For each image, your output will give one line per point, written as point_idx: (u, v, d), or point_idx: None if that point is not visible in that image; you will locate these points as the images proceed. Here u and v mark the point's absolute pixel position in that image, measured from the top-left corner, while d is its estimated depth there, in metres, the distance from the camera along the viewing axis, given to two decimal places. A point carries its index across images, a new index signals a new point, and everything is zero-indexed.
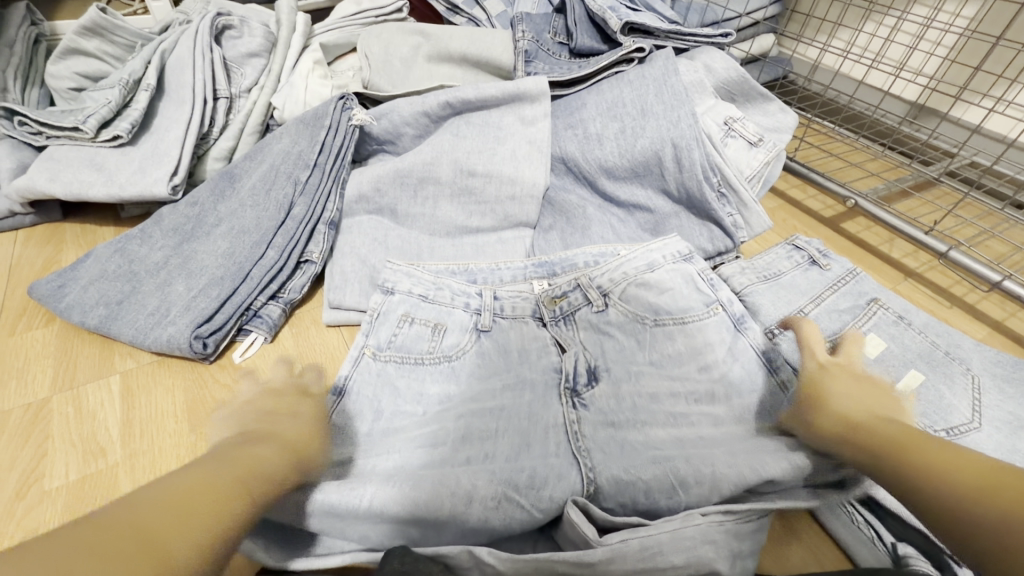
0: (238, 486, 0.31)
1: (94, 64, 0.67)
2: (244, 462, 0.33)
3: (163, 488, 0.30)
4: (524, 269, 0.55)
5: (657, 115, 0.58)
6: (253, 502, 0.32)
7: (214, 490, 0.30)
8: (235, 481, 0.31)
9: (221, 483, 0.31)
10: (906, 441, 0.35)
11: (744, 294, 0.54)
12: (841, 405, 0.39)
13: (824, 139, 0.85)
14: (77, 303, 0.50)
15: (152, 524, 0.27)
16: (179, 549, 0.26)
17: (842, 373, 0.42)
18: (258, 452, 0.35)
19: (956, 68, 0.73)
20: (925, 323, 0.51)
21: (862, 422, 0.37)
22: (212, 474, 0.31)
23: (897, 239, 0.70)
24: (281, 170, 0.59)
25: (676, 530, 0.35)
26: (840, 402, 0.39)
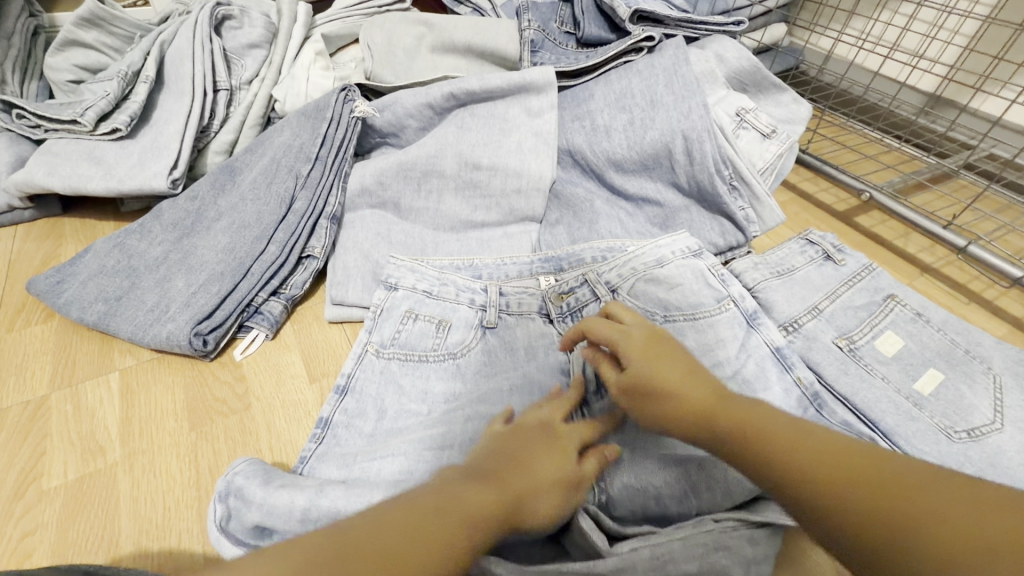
0: (496, 488, 0.31)
1: (93, 55, 0.66)
2: (460, 493, 0.29)
3: (380, 515, 0.26)
4: (531, 264, 0.53)
5: (667, 106, 0.57)
6: (509, 505, 0.30)
7: (463, 490, 0.30)
8: (494, 484, 0.31)
9: (469, 485, 0.30)
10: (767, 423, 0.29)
11: (757, 290, 0.52)
12: (682, 387, 0.33)
13: (837, 131, 0.83)
14: (75, 299, 0.49)
15: (409, 518, 0.27)
16: (432, 545, 0.26)
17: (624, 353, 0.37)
18: (515, 454, 0.34)
19: (975, 57, 0.70)
20: (943, 320, 0.49)
21: (708, 405, 0.32)
22: (462, 476, 0.31)
23: (912, 233, 0.69)
24: (282, 163, 0.58)
25: (687, 537, 0.33)
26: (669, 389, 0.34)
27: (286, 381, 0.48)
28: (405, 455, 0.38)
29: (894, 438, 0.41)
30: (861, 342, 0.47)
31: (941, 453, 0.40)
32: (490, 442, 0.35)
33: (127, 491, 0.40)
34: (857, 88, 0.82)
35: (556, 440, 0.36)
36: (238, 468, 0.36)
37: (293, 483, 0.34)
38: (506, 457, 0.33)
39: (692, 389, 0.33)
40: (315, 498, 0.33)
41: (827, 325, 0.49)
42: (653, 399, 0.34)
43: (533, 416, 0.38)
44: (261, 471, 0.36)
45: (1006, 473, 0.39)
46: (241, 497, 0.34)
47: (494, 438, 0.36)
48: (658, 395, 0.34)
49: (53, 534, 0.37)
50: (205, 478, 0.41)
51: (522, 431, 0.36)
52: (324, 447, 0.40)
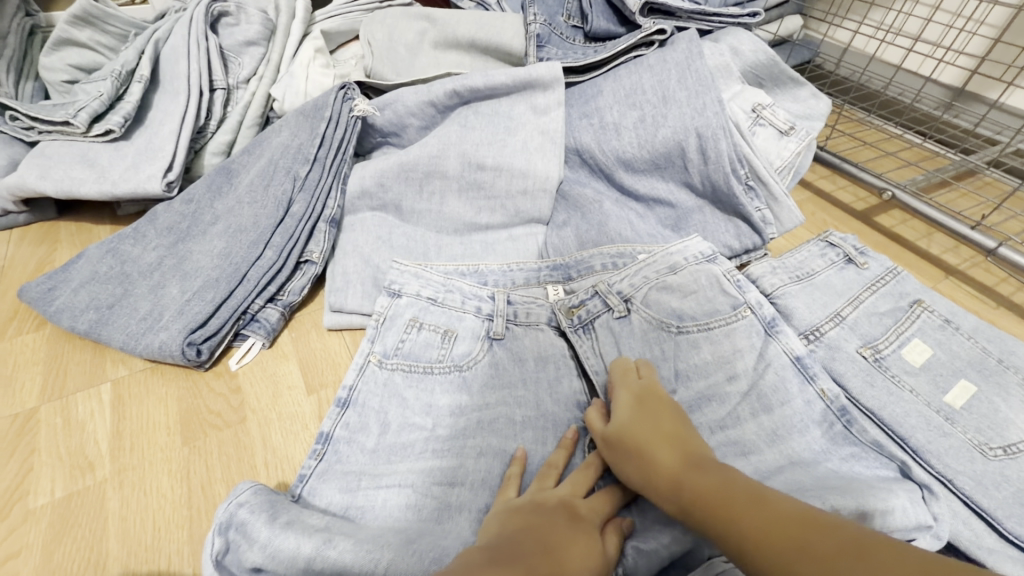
0: (529, 557, 0.28)
1: (87, 54, 0.64)
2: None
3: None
4: (542, 272, 0.52)
5: (679, 102, 0.54)
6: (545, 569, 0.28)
7: (498, 558, 0.28)
8: (525, 553, 0.28)
9: (504, 553, 0.28)
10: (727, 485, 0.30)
11: (775, 296, 0.49)
12: (652, 452, 0.34)
13: (855, 126, 0.79)
14: (66, 307, 0.47)
15: None
16: None
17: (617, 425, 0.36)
18: (546, 521, 0.32)
19: (1002, 48, 0.67)
20: (974, 327, 0.46)
21: (677, 472, 0.32)
22: (493, 547, 0.29)
23: (936, 233, 0.66)
24: (279, 165, 0.56)
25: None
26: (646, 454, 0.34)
27: (283, 393, 0.46)
28: (411, 486, 0.36)
29: (925, 457, 0.38)
30: (888, 352, 0.44)
31: (976, 472, 0.37)
32: (509, 521, 0.32)
33: (116, 510, 0.38)
34: (876, 83, 0.79)
35: (576, 516, 0.32)
36: (243, 497, 0.34)
37: (300, 521, 0.32)
38: (526, 537, 0.30)
39: (664, 450, 0.33)
40: (321, 546, 0.31)
41: (851, 333, 0.46)
42: (628, 464, 0.34)
43: (547, 489, 0.35)
44: (266, 504, 0.33)
45: None
46: (242, 531, 0.32)
47: (509, 515, 0.33)
48: (629, 458, 0.34)
49: (38, 556, 0.35)
50: (197, 496, 0.39)
51: (538, 508, 0.33)
52: (318, 467, 0.38)
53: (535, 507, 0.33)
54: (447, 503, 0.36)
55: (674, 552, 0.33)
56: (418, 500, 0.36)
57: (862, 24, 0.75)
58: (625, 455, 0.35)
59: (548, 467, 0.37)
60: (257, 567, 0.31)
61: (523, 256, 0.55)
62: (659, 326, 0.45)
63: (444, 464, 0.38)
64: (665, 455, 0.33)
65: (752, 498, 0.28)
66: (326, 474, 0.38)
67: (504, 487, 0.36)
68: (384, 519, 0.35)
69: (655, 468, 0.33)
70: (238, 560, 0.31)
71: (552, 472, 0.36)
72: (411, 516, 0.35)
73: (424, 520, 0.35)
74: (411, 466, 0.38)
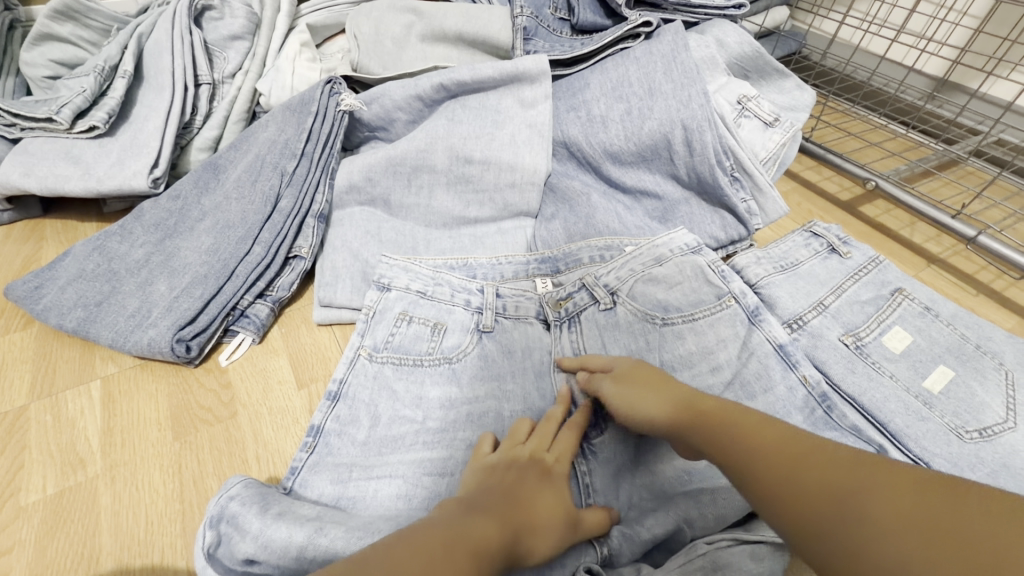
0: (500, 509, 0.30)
1: (70, 50, 0.64)
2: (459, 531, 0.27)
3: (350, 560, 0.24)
4: (532, 264, 0.52)
5: (665, 94, 0.54)
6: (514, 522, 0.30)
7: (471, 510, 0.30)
8: (497, 505, 0.31)
9: (478, 505, 0.30)
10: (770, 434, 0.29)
11: (760, 286, 0.50)
12: (669, 395, 0.35)
13: (841, 117, 0.80)
14: (54, 305, 0.47)
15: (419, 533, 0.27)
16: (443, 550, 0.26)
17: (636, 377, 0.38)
18: (520, 478, 0.33)
19: (984, 39, 0.68)
20: (953, 314, 0.47)
21: (685, 401, 0.34)
22: (468, 499, 0.31)
23: (918, 222, 0.67)
24: (267, 160, 0.56)
25: (686, 564, 0.32)
26: (667, 397, 0.35)
27: (273, 387, 0.46)
28: (403, 477, 0.37)
29: (902, 440, 0.39)
30: (869, 339, 0.45)
31: (953, 455, 0.38)
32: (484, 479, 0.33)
33: (109, 505, 0.38)
34: (861, 73, 0.80)
35: (548, 473, 0.35)
36: (233, 491, 0.34)
37: (291, 512, 0.33)
38: (499, 492, 0.32)
39: (672, 382, 0.36)
40: (312, 535, 0.31)
41: (833, 322, 0.47)
42: (642, 400, 0.36)
43: (518, 445, 0.36)
44: (257, 496, 0.34)
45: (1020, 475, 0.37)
46: (233, 523, 0.32)
47: (485, 473, 0.34)
48: (647, 398, 0.36)
49: (31, 551, 0.36)
50: (189, 491, 0.39)
51: (512, 466, 0.34)
52: (310, 461, 0.38)
53: (509, 464, 0.35)
54: (437, 493, 0.36)
55: (658, 535, 0.34)
56: (410, 491, 0.36)
57: (848, 15, 0.76)
58: (628, 387, 0.37)
59: (520, 424, 0.38)
60: (248, 558, 0.31)
61: (513, 248, 0.55)
62: (645, 318, 0.46)
63: (435, 455, 0.38)
64: (681, 391, 0.35)
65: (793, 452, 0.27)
66: (317, 465, 0.38)
67: (479, 444, 0.37)
68: (376, 509, 0.35)
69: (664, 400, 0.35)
70: (229, 552, 0.32)
71: (524, 428, 0.38)
72: (402, 505, 0.36)
73: (415, 509, 0.35)
74: (402, 457, 0.38)
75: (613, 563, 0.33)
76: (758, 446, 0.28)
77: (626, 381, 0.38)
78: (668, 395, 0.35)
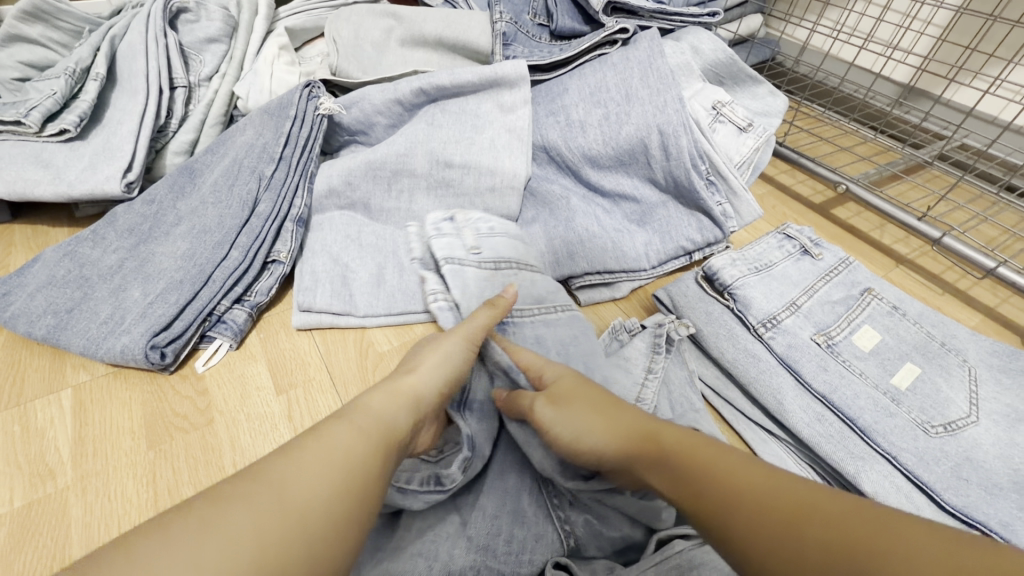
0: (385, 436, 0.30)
1: (40, 51, 0.62)
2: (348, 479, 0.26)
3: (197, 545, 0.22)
4: (463, 252, 0.50)
5: (642, 99, 0.55)
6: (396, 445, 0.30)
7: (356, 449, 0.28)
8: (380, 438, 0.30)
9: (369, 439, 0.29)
10: (744, 484, 0.26)
11: (735, 287, 0.49)
12: (618, 419, 0.33)
13: (814, 122, 0.83)
14: (23, 312, 0.46)
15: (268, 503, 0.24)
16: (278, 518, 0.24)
17: (566, 402, 0.35)
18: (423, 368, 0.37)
19: (947, 48, 0.71)
20: (919, 313, 0.49)
21: (636, 439, 0.32)
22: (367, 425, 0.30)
23: (888, 224, 0.69)
24: (244, 164, 0.55)
25: (660, 564, 0.32)
26: (608, 428, 0.33)
27: (251, 394, 0.46)
28: None
29: (872, 435, 0.41)
30: (840, 338, 0.47)
31: (919, 449, 0.40)
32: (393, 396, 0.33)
33: (80, 516, 0.37)
34: (833, 79, 0.83)
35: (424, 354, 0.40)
36: None
37: None
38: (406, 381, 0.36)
39: (626, 416, 0.33)
40: None
41: (806, 321, 0.48)
42: (587, 424, 0.34)
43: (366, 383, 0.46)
44: None
45: (982, 468, 0.39)
46: None
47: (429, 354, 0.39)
48: (592, 421, 0.34)
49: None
50: (164, 500, 0.39)
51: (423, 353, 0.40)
52: None
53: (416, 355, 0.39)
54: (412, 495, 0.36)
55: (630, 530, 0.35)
56: None
57: (820, 23, 0.78)
58: (573, 415, 0.34)
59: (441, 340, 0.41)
60: None
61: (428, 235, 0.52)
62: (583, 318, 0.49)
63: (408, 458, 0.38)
64: (619, 419, 0.33)
65: (751, 488, 0.26)
66: None
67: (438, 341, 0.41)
68: None
69: (618, 423, 0.33)
70: None
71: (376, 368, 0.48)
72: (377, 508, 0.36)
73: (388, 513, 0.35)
74: None
75: (579, 552, 0.35)
76: (727, 503, 0.26)
77: (563, 404, 0.35)
78: (601, 428, 0.33)
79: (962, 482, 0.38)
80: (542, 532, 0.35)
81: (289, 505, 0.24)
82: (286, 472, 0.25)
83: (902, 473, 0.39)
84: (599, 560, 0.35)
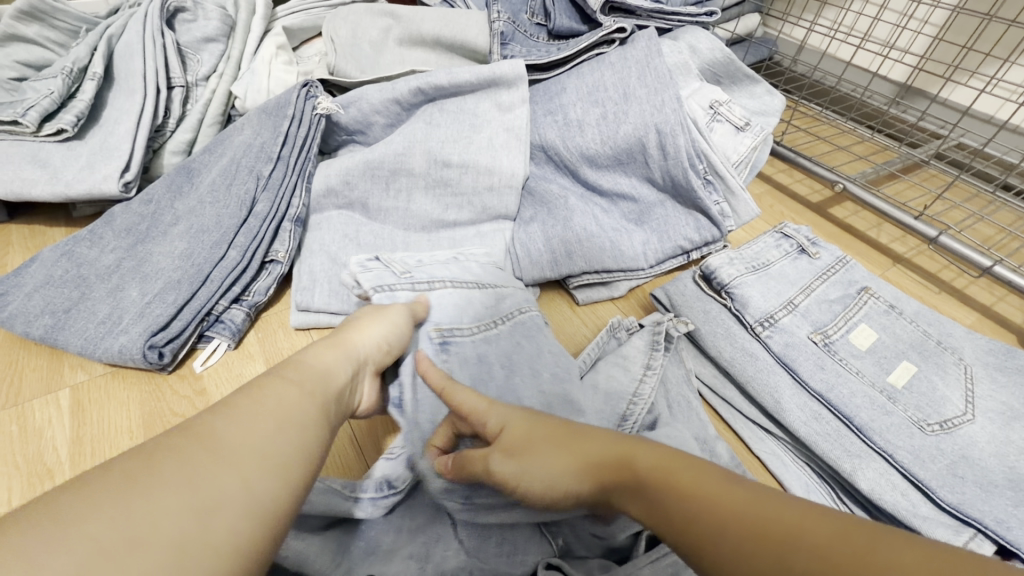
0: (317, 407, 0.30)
1: (36, 51, 0.62)
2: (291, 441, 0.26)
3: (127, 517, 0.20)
4: (390, 280, 0.47)
5: (639, 99, 0.55)
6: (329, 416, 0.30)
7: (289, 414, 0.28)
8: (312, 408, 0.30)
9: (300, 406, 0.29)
10: (734, 511, 0.24)
11: (732, 286, 0.49)
12: (588, 449, 0.30)
13: (811, 121, 0.83)
14: (20, 312, 0.46)
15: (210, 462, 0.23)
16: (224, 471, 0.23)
17: (528, 435, 0.32)
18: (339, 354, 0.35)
19: (943, 47, 0.71)
20: (916, 311, 0.49)
21: (608, 467, 0.29)
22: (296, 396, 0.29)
23: (885, 223, 0.69)
24: (242, 164, 0.55)
25: (655, 560, 0.33)
26: (573, 460, 0.30)
27: None
28: None
29: (868, 433, 0.41)
30: (836, 336, 0.47)
31: (915, 447, 0.40)
32: (311, 371, 0.32)
33: None
34: (830, 78, 0.83)
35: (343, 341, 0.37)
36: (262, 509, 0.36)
37: None
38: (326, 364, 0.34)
39: (594, 445, 0.31)
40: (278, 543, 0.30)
41: (802, 320, 0.48)
42: (552, 457, 0.31)
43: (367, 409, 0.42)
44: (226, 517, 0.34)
45: (978, 465, 0.39)
46: None
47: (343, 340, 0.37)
48: (557, 455, 0.31)
49: None
50: None
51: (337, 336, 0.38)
52: None
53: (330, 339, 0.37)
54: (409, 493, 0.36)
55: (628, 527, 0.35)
56: None
57: (817, 22, 0.78)
58: (532, 454, 0.31)
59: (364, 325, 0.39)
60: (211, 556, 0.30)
61: (355, 275, 0.47)
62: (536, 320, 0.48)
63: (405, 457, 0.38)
64: (586, 447, 0.31)
65: (740, 513, 0.24)
66: None
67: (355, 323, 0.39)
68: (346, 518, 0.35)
69: (589, 452, 0.30)
70: None
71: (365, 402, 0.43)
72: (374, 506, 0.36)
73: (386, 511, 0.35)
74: None
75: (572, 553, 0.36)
76: (717, 530, 0.24)
77: (524, 440, 0.32)
78: (565, 461, 0.30)
79: (958, 480, 0.38)
80: (536, 532, 0.35)
81: (230, 460, 0.23)
82: (229, 439, 0.24)
83: (899, 471, 0.39)
84: (593, 560, 0.35)
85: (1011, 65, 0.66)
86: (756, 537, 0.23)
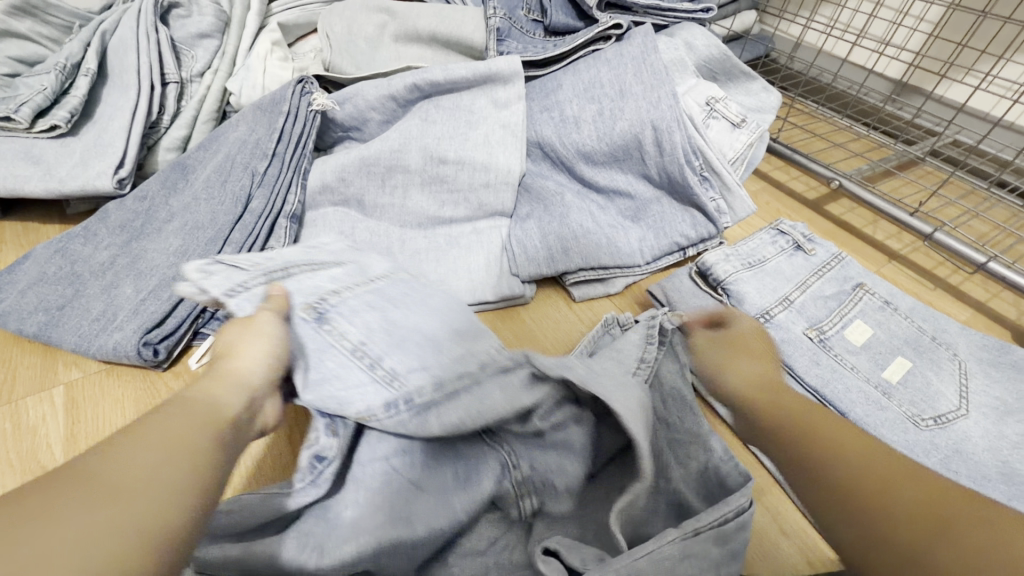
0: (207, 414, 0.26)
1: (29, 47, 0.61)
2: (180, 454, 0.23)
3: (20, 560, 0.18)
4: (243, 278, 0.36)
5: (636, 95, 0.55)
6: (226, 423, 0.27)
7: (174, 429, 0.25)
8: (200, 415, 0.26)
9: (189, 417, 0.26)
10: (847, 449, 0.30)
11: (729, 283, 0.49)
12: (740, 369, 0.41)
13: (807, 118, 0.83)
14: (13, 309, 0.46)
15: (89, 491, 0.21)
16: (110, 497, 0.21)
17: (744, 342, 0.44)
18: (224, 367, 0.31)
19: (940, 44, 0.72)
20: (911, 307, 0.50)
21: (763, 379, 0.40)
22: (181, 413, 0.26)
23: (881, 220, 0.69)
24: (237, 161, 0.55)
25: (654, 552, 0.30)
26: (732, 372, 0.41)
27: None
28: None
29: (863, 428, 0.41)
30: (831, 332, 0.47)
31: (909, 441, 0.40)
32: (187, 406, 0.27)
33: None
34: (827, 76, 0.83)
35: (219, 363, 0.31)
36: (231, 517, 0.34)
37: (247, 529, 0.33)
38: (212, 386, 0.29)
39: (764, 366, 0.42)
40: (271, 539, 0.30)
41: (798, 316, 0.48)
42: (724, 361, 0.43)
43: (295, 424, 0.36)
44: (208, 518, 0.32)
45: (971, 459, 0.39)
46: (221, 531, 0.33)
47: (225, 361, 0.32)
48: (727, 356, 0.43)
49: None
50: None
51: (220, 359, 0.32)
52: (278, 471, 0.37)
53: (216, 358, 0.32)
54: None
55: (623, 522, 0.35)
56: None
57: (813, 19, 0.78)
58: (719, 349, 0.44)
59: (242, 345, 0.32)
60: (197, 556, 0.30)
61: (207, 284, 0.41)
62: (411, 279, 0.44)
63: None
64: (766, 375, 0.40)
65: (864, 456, 0.30)
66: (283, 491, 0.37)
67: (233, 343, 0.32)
68: None
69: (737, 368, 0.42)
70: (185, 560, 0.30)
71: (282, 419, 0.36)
72: None
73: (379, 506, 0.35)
74: None
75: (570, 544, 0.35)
76: (837, 459, 0.30)
77: (728, 342, 0.45)
78: (749, 371, 0.41)
79: (951, 474, 0.39)
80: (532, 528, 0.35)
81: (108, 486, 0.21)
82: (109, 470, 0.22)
83: None
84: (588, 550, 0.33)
85: (1005, 62, 0.66)
86: (865, 467, 0.29)
